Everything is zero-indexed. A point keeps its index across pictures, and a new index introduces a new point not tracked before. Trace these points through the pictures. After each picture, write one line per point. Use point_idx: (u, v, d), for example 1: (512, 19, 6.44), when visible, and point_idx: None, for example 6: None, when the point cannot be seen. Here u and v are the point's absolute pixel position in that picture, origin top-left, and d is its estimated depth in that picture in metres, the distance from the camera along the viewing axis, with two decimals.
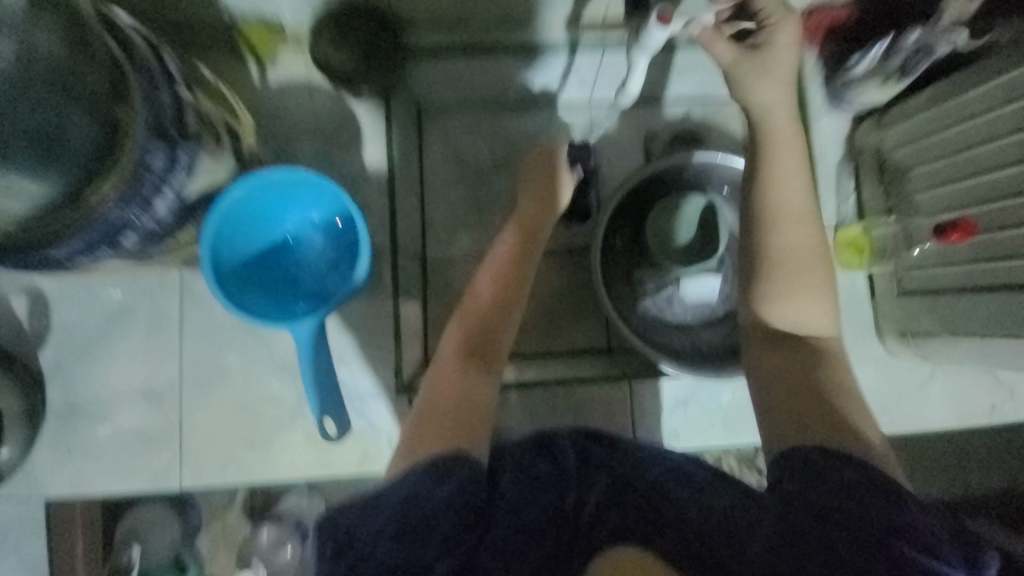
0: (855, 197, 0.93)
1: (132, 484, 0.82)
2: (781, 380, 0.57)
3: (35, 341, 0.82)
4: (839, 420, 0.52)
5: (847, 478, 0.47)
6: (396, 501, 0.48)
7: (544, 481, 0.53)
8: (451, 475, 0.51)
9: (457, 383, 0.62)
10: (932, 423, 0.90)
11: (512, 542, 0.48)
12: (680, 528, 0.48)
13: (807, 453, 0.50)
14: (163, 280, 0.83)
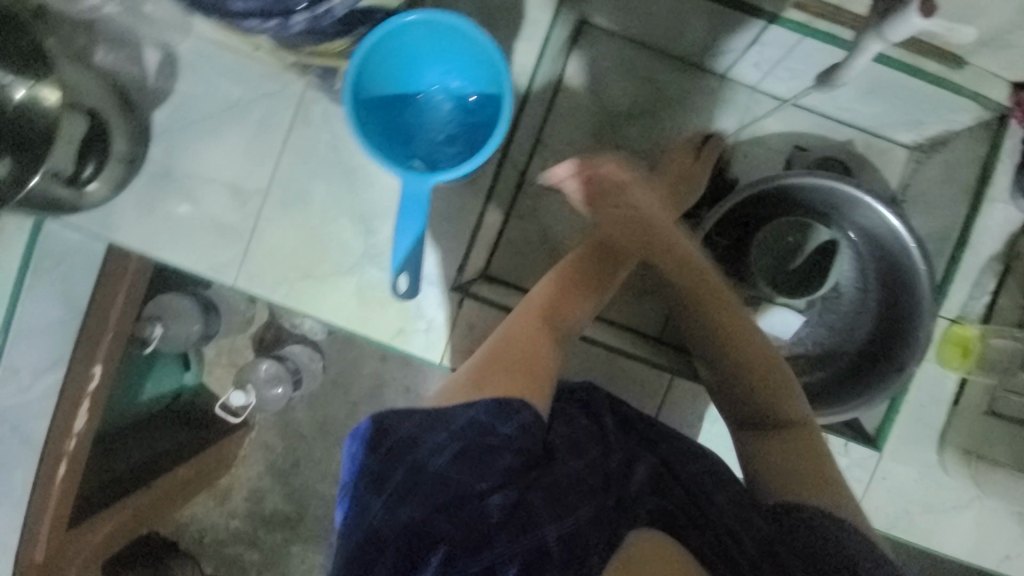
0: (990, 298, 0.85)
1: (195, 266, 0.86)
2: (772, 468, 0.65)
3: (156, 98, 0.83)
4: (816, 481, 0.62)
5: (847, 548, 0.54)
6: (461, 424, 0.54)
7: (587, 430, 0.60)
8: (505, 420, 0.54)
9: (524, 342, 0.65)
10: (945, 549, 0.86)
11: (564, 485, 0.51)
12: (706, 533, 0.53)
13: (810, 514, 0.58)
14: (285, 90, 0.83)
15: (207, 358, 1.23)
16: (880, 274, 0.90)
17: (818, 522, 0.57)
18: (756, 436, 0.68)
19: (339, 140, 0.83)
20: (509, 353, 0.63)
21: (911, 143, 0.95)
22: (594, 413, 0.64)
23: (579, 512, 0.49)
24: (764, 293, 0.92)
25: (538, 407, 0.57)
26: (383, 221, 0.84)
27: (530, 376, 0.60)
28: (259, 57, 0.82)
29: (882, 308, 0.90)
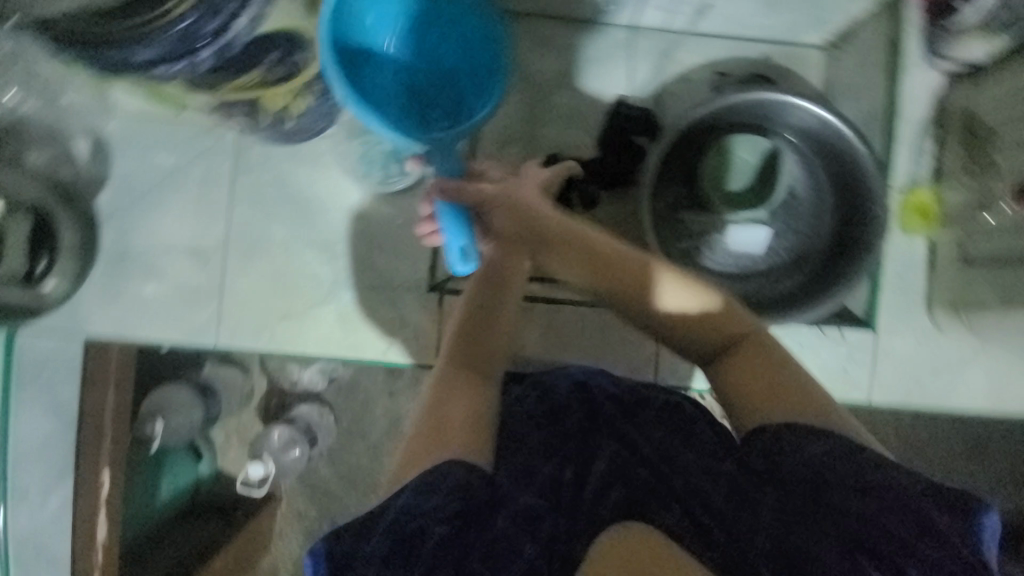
0: (934, 159, 0.88)
1: (176, 336, 0.86)
2: (740, 400, 0.57)
3: (95, 185, 0.84)
4: (782, 394, 0.55)
5: (816, 453, 0.51)
6: (393, 515, 0.47)
7: (540, 449, 0.57)
8: (443, 482, 0.49)
9: (462, 395, 0.56)
10: (962, 407, 0.88)
11: (508, 530, 0.47)
12: (678, 508, 0.50)
13: (773, 430, 0.53)
14: (219, 145, 0.84)
15: None
16: (827, 166, 0.92)
17: (802, 444, 0.52)
18: (777, 406, 0.55)
19: (283, 178, 0.85)
20: (446, 408, 0.55)
21: (822, 43, 0.96)
22: (549, 398, 0.64)
23: (526, 550, 0.46)
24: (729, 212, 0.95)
25: (475, 462, 0.51)
26: (346, 245, 0.86)
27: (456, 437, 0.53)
28: (187, 119, 0.84)
29: (836, 199, 0.93)
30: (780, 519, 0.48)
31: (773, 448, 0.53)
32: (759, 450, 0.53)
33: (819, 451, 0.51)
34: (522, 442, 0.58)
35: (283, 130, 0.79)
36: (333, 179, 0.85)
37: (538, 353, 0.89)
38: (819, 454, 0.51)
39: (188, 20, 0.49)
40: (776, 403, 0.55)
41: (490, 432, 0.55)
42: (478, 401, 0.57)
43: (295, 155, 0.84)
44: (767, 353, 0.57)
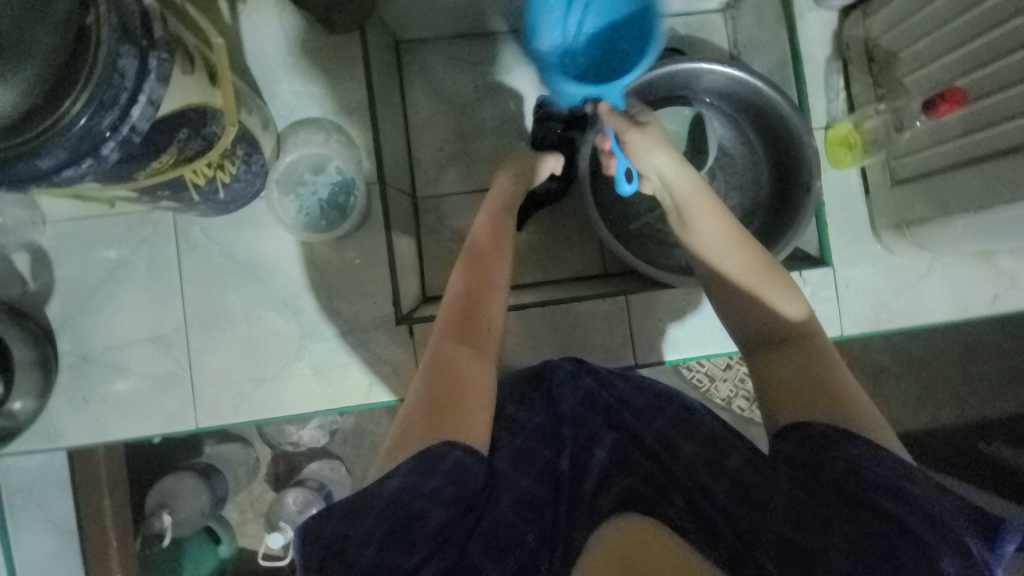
0: (845, 93, 0.91)
1: (152, 428, 0.84)
2: (780, 389, 0.55)
3: (43, 296, 0.84)
4: (829, 397, 0.53)
5: (854, 456, 0.49)
6: (383, 498, 0.49)
7: (535, 434, 0.60)
8: (436, 463, 0.50)
9: (461, 373, 0.57)
10: (932, 318, 0.90)
11: (509, 516, 0.51)
12: (680, 499, 0.51)
13: (819, 430, 0.51)
14: (159, 228, 0.84)
15: (234, 521, 1.20)
16: (751, 119, 0.96)
17: (841, 443, 0.50)
18: (809, 400, 0.54)
19: (229, 247, 0.85)
20: (441, 387, 0.55)
21: (720, 6, 1.01)
22: (552, 404, 0.65)
23: (527, 538, 0.49)
24: None
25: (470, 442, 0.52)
26: (305, 297, 0.86)
27: (456, 418, 0.53)
28: (123, 212, 0.84)
29: (767, 147, 0.96)
30: (792, 517, 0.47)
31: (812, 441, 0.51)
32: (790, 440, 0.53)
33: (855, 457, 0.49)
34: (516, 431, 0.61)
35: (218, 202, 0.77)
36: (279, 236, 0.85)
37: (518, 360, 0.89)
38: (856, 458, 0.49)
39: (85, 119, 0.49)
40: (811, 397, 0.53)
41: (484, 415, 0.56)
42: (481, 383, 0.57)
43: (236, 222, 0.85)
44: (821, 356, 0.56)
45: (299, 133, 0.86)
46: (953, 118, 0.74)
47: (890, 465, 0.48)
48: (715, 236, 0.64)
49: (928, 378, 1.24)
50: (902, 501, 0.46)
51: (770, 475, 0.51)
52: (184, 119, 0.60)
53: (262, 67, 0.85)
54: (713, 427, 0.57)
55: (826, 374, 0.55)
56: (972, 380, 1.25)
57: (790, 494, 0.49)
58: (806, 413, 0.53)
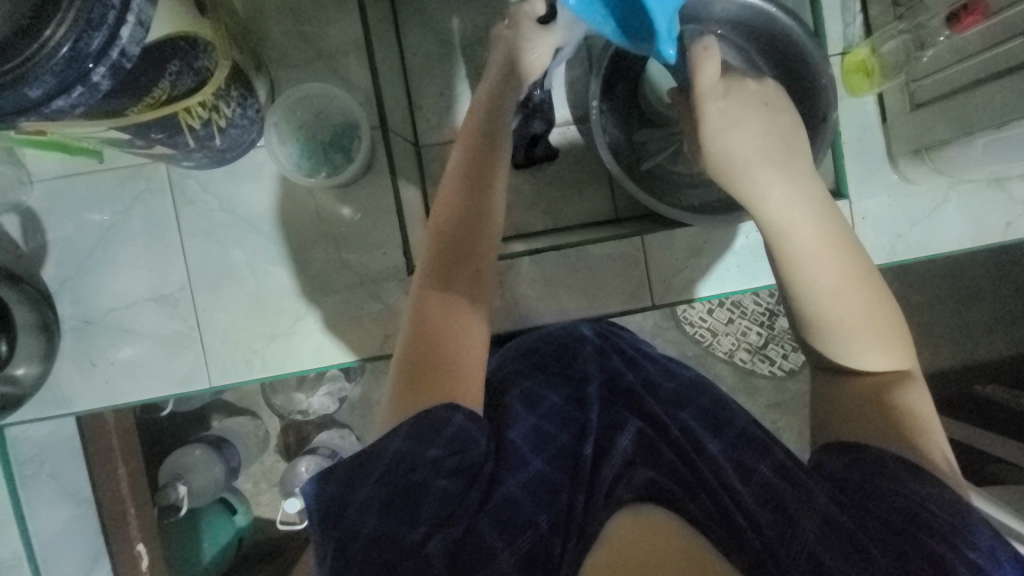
0: (862, 16, 0.88)
1: (164, 389, 0.83)
2: (844, 417, 0.57)
3: (38, 260, 0.81)
4: (891, 425, 0.55)
5: (912, 492, 0.49)
6: (389, 459, 0.49)
7: (551, 414, 0.59)
8: (440, 431, 0.50)
9: (450, 334, 0.56)
10: (947, 247, 0.90)
11: (521, 500, 0.49)
12: (707, 500, 0.49)
13: (880, 459, 0.52)
14: (153, 183, 0.81)
15: (248, 491, 1.20)
16: (762, 51, 0.90)
17: (900, 477, 0.50)
18: (874, 426, 0.55)
19: (229, 202, 0.82)
20: (433, 347, 0.55)
21: None
22: (578, 385, 0.64)
23: (539, 521, 0.48)
24: None
25: (464, 403, 0.52)
26: (310, 253, 0.83)
27: (453, 377, 0.54)
28: (114, 167, 0.80)
29: (777, 77, 0.91)
30: (825, 533, 0.46)
31: (864, 466, 0.52)
32: (838, 456, 0.54)
33: (911, 492, 0.49)
34: (535, 408, 0.61)
35: (215, 149, 0.73)
36: (281, 188, 0.82)
37: (530, 308, 0.88)
38: (918, 496, 0.49)
39: (69, 46, 0.45)
40: (867, 419, 0.56)
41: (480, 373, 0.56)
42: (470, 336, 0.57)
43: (233, 173, 0.81)
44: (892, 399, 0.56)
45: (294, 79, 0.81)
46: (973, 34, 0.72)
47: (935, 500, 0.49)
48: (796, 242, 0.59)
49: (930, 320, 1.25)
50: (948, 544, 0.45)
51: (804, 486, 0.49)
52: (177, 49, 0.56)
53: (249, 5, 0.80)
54: (745, 424, 0.57)
55: (890, 405, 0.56)
56: (973, 320, 1.26)
57: (826, 509, 0.48)
58: (865, 436, 0.55)
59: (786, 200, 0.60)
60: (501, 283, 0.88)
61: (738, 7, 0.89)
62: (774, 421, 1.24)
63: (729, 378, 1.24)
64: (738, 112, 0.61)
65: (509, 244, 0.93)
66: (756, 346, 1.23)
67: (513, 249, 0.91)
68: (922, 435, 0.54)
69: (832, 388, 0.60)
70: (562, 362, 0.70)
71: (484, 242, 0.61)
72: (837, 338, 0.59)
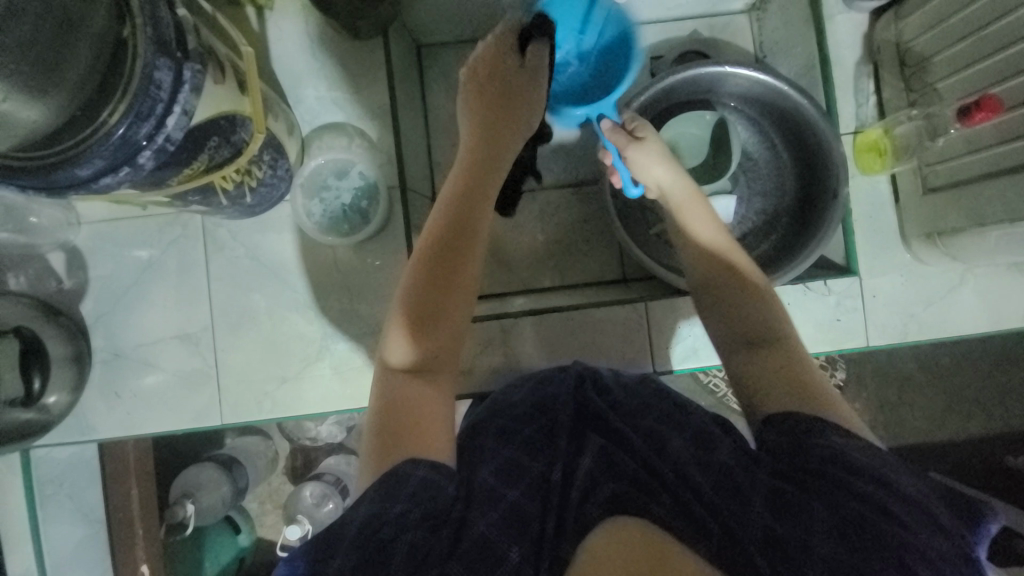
0: (876, 97, 0.90)
1: (178, 424, 0.87)
2: (755, 384, 0.60)
3: (79, 294, 0.87)
4: (800, 388, 0.58)
5: (834, 446, 0.52)
6: (355, 527, 0.49)
7: (523, 445, 0.59)
8: (401, 486, 0.51)
9: (413, 399, 0.58)
10: (962, 331, 0.88)
11: (491, 533, 0.49)
12: (669, 499, 0.50)
13: (804, 420, 0.55)
14: (188, 230, 0.87)
15: (253, 511, 1.25)
16: (774, 123, 0.95)
17: (822, 431, 0.54)
18: (781, 393, 0.59)
19: (255, 249, 0.87)
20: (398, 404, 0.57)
21: (745, 8, 1.01)
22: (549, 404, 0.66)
23: (510, 555, 0.48)
24: None
25: (426, 459, 0.54)
26: (326, 298, 0.87)
27: (420, 435, 0.56)
28: (155, 213, 0.87)
29: (787, 147, 0.95)
30: (773, 508, 0.49)
31: (796, 430, 0.55)
32: (775, 429, 0.56)
33: (833, 443, 0.52)
34: (507, 441, 0.60)
35: (245, 204, 0.79)
36: (303, 237, 0.87)
37: (532, 364, 0.90)
38: (841, 445, 0.52)
39: (122, 128, 0.50)
40: (767, 372, 0.60)
41: (445, 430, 0.58)
42: (433, 400, 0.59)
43: (261, 223, 0.87)
44: (793, 368, 0.60)
45: (324, 138, 0.88)
46: (987, 127, 0.72)
47: (875, 458, 0.51)
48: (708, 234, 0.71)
49: (953, 386, 1.21)
50: (872, 484, 0.49)
51: (751, 469, 0.53)
52: (216, 127, 0.61)
53: (288, 72, 0.87)
54: (703, 422, 0.60)
55: (791, 368, 0.60)
56: (1000, 388, 1.21)
57: (771, 486, 0.52)
58: (785, 403, 0.58)
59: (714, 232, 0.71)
60: (505, 340, 0.89)
61: (751, 85, 0.92)
62: None
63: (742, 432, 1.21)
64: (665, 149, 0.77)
65: (516, 299, 0.96)
66: None
67: (519, 306, 0.93)
68: (818, 392, 0.58)
69: (740, 359, 0.63)
70: (538, 385, 0.71)
71: (460, 298, 0.62)
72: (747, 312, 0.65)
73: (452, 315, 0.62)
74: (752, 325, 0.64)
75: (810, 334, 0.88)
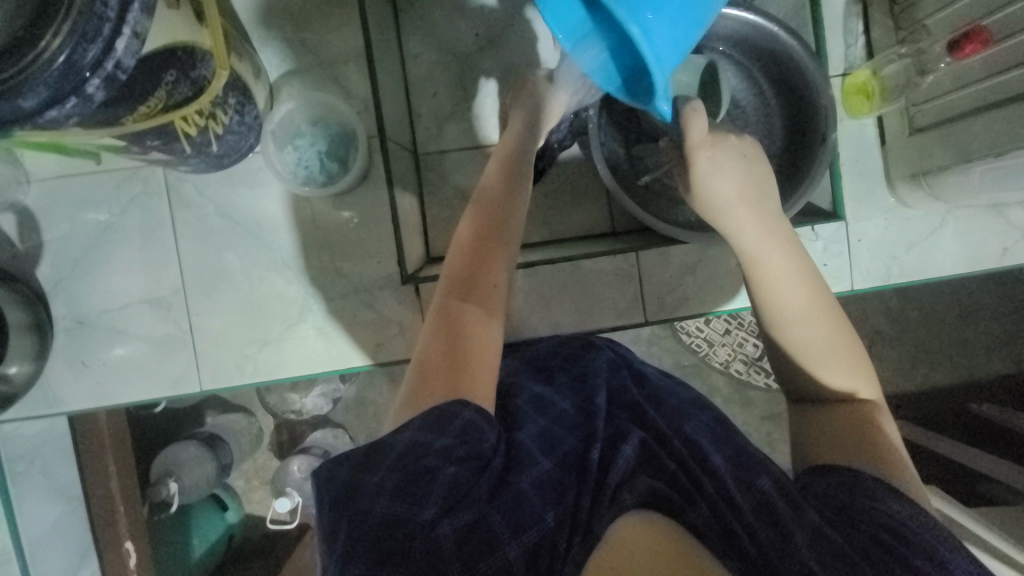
0: (864, 37, 0.89)
1: (152, 392, 0.83)
2: (817, 437, 0.58)
3: (33, 258, 0.81)
4: (865, 449, 0.54)
5: (890, 511, 0.49)
6: (395, 453, 0.49)
7: (562, 418, 0.60)
8: (449, 424, 0.51)
9: (468, 330, 0.60)
10: (941, 273, 0.90)
11: (531, 493, 0.49)
12: (705, 509, 0.48)
13: (859, 475, 0.52)
14: (150, 186, 0.81)
15: (240, 488, 1.21)
16: (764, 69, 0.92)
17: (880, 496, 0.50)
18: (844, 448, 0.55)
19: (226, 205, 0.82)
20: (452, 347, 0.58)
21: None
22: (592, 379, 0.68)
23: (546, 517, 0.47)
24: None
25: (475, 402, 0.54)
26: (306, 258, 0.84)
27: (469, 377, 0.56)
28: (111, 169, 0.80)
29: (777, 95, 0.93)
30: (817, 544, 0.45)
31: (843, 482, 0.52)
32: (822, 478, 0.53)
33: (890, 511, 0.48)
34: (544, 411, 0.62)
35: (212, 155, 0.74)
36: (277, 191, 0.82)
37: (523, 319, 0.88)
38: (897, 512, 0.48)
39: (65, 53, 0.45)
40: (827, 423, 0.58)
41: (490, 373, 0.58)
42: (486, 343, 0.60)
43: (231, 178, 0.82)
44: (862, 422, 0.57)
45: (294, 84, 0.82)
46: (975, 60, 0.72)
47: (931, 532, 0.47)
48: (789, 309, 0.61)
49: (923, 338, 1.25)
50: (924, 560, 0.45)
51: (797, 502, 0.49)
52: (173, 58, 0.56)
53: (250, 12, 0.80)
54: (744, 443, 0.56)
55: (867, 431, 0.56)
56: (968, 338, 1.25)
57: (818, 526, 0.47)
58: (836, 456, 0.55)
59: (792, 287, 0.61)
60: None
61: (741, 26, 0.88)
62: (765, 437, 1.22)
63: (724, 389, 1.21)
64: (723, 161, 0.64)
65: None
66: (752, 359, 1.20)
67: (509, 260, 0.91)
68: (884, 441, 0.55)
69: (803, 416, 0.60)
70: (574, 363, 0.74)
71: (499, 254, 0.66)
72: (809, 362, 0.60)
73: (490, 269, 0.65)
74: (813, 372, 0.60)
75: None
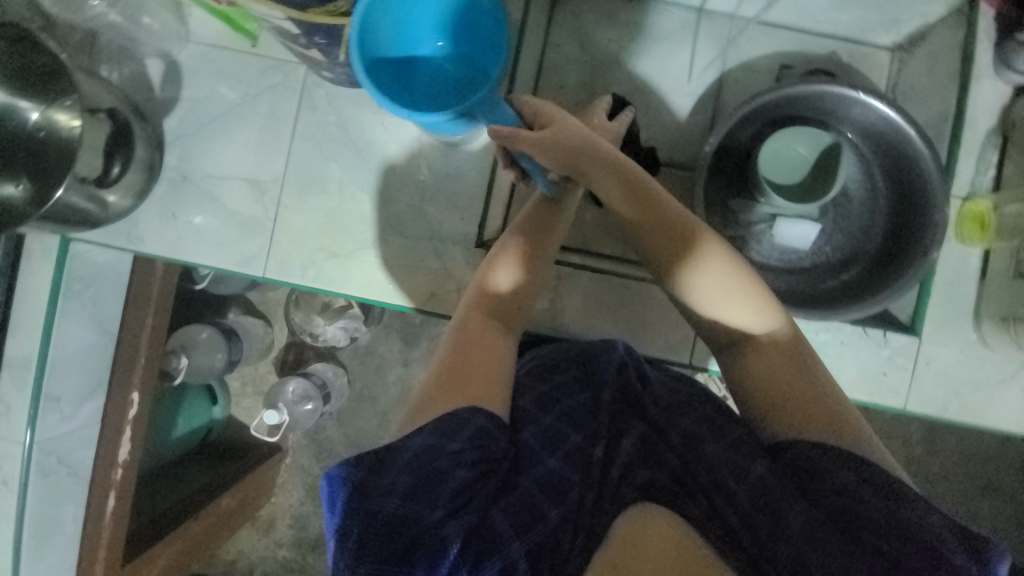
0: (996, 170, 0.88)
1: (220, 263, 0.88)
2: (767, 410, 0.61)
3: (165, 107, 0.87)
4: (807, 413, 0.59)
5: (845, 481, 0.54)
6: (413, 452, 0.53)
7: (567, 414, 0.63)
8: (460, 430, 0.55)
9: (482, 345, 0.63)
10: (999, 425, 0.87)
11: (535, 491, 0.54)
12: (701, 501, 0.57)
13: (806, 450, 0.57)
14: (288, 81, 0.87)
15: (233, 390, 1.28)
16: (883, 166, 0.92)
17: (835, 474, 0.55)
18: (786, 418, 0.59)
19: (347, 121, 0.87)
20: (472, 358, 0.61)
21: (890, 45, 0.94)
22: (598, 375, 0.69)
23: (550, 515, 0.52)
24: (778, 206, 0.89)
25: (489, 408, 0.58)
26: (397, 192, 0.87)
27: (481, 386, 0.59)
28: (262, 55, 0.86)
29: (888, 198, 0.93)
30: (809, 535, 0.52)
31: (805, 469, 0.56)
32: (787, 463, 0.58)
33: (846, 481, 0.54)
34: (549, 407, 0.64)
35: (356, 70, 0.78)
36: (395, 124, 0.87)
37: (571, 320, 0.90)
38: (850, 482, 0.54)
39: None
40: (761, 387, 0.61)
41: (503, 384, 0.61)
42: (499, 355, 0.63)
43: (359, 97, 0.86)
44: (791, 363, 0.61)
45: None
46: None
47: (891, 497, 0.53)
48: (688, 279, 0.64)
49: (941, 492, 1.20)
50: (898, 534, 0.51)
51: (790, 497, 0.54)
52: None
53: None
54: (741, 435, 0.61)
55: (800, 377, 0.60)
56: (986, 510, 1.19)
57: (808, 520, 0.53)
58: (797, 432, 0.58)
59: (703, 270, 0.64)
60: (557, 288, 0.90)
61: (879, 119, 0.87)
62: None
63: None
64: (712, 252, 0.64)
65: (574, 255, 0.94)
66: None
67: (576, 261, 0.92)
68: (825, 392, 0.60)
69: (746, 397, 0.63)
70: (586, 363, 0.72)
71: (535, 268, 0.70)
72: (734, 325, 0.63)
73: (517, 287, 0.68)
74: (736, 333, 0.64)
75: (852, 378, 0.88)
